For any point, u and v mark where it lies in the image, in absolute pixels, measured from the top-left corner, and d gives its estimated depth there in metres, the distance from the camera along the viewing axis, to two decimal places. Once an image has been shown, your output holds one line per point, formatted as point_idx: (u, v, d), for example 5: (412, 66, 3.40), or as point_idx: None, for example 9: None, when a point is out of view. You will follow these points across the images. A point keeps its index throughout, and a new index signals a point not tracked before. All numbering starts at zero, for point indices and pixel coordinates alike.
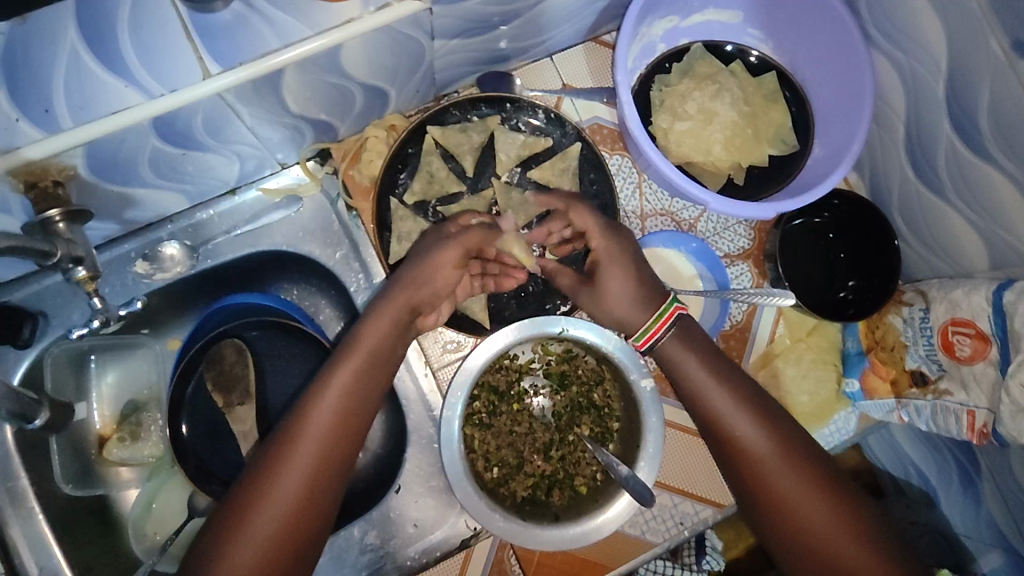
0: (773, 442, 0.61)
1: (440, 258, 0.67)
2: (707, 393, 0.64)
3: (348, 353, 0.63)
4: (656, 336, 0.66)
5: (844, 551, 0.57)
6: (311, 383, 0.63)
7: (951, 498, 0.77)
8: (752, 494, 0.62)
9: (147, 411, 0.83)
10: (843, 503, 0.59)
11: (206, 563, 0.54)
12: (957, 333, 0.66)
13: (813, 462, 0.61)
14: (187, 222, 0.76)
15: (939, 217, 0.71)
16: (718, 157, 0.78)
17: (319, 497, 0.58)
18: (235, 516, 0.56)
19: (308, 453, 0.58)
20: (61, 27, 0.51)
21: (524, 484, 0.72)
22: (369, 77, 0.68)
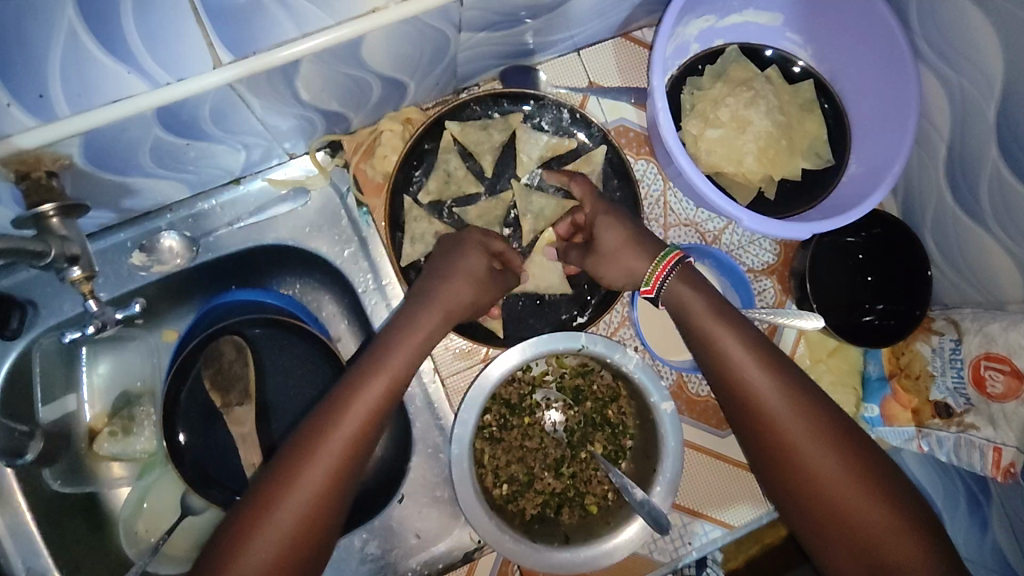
0: (783, 390, 0.60)
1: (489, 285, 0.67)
2: (718, 340, 0.62)
3: (371, 373, 0.60)
4: (658, 284, 0.65)
5: (851, 501, 0.57)
6: (330, 396, 0.59)
7: (956, 521, 0.76)
8: (759, 441, 0.61)
9: (141, 405, 0.79)
10: (851, 453, 0.58)
11: (223, 555, 0.53)
12: (990, 367, 0.64)
13: (823, 411, 0.60)
14: (187, 212, 0.72)
15: (976, 244, 0.68)
16: (750, 168, 0.74)
17: (322, 518, 0.55)
18: (241, 531, 0.54)
19: (316, 473, 0.55)
20: (57, 4, 0.44)
21: (534, 502, 0.70)
22: (388, 69, 0.63)
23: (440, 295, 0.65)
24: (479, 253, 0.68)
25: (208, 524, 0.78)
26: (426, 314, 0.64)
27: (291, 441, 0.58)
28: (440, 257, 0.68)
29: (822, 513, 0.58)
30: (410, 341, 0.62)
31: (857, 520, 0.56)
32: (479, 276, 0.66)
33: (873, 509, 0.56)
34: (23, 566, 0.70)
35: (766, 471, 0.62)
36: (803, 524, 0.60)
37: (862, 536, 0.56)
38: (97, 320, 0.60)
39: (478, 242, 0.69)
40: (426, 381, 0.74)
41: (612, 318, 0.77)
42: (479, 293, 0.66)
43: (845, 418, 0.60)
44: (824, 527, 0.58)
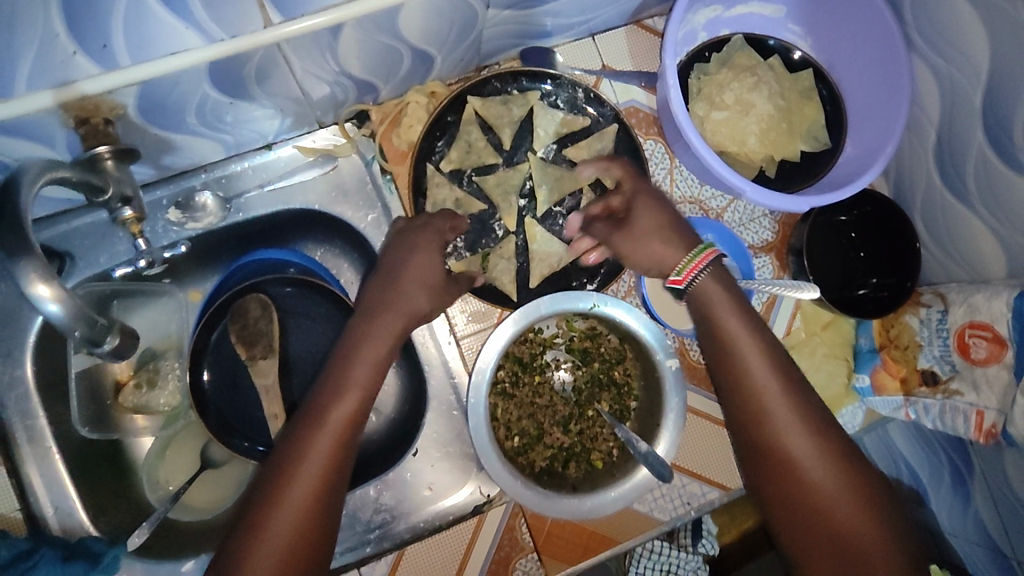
0: (794, 400, 0.60)
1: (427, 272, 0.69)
2: (739, 341, 0.62)
3: (364, 340, 0.65)
4: (692, 275, 0.64)
5: (849, 518, 0.56)
6: (344, 344, 0.65)
7: (942, 496, 0.83)
8: (762, 447, 0.60)
9: (165, 359, 0.82)
10: (852, 473, 0.58)
11: (264, 485, 0.57)
12: (974, 335, 0.68)
13: (827, 428, 0.60)
14: (220, 173, 0.76)
15: (962, 224, 0.73)
16: (752, 149, 0.79)
17: (341, 470, 0.59)
18: (277, 480, 0.56)
19: (333, 427, 0.59)
20: None
21: (543, 455, 0.74)
22: (419, 41, 0.67)
23: (398, 298, 0.67)
24: (424, 250, 0.71)
25: (225, 477, 0.81)
26: (383, 317, 0.66)
27: (305, 406, 0.62)
28: (389, 259, 0.71)
29: (812, 529, 0.56)
30: (386, 329, 0.66)
31: (850, 539, 0.55)
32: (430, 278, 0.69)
33: (868, 529, 0.55)
34: (51, 506, 0.73)
35: (759, 480, 0.61)
36: (790, 539, 0.58)
37: (852, 555, 0.54)
38: (147, 256, 0.66)
39: (439, 229, 0.73)
40: (442, 341, 0.78)
41: (620, 288, 0.80)
42: (438, 299, 0.70)
43: (848, 442, 0.60)
44: (814, 543, 0.56)
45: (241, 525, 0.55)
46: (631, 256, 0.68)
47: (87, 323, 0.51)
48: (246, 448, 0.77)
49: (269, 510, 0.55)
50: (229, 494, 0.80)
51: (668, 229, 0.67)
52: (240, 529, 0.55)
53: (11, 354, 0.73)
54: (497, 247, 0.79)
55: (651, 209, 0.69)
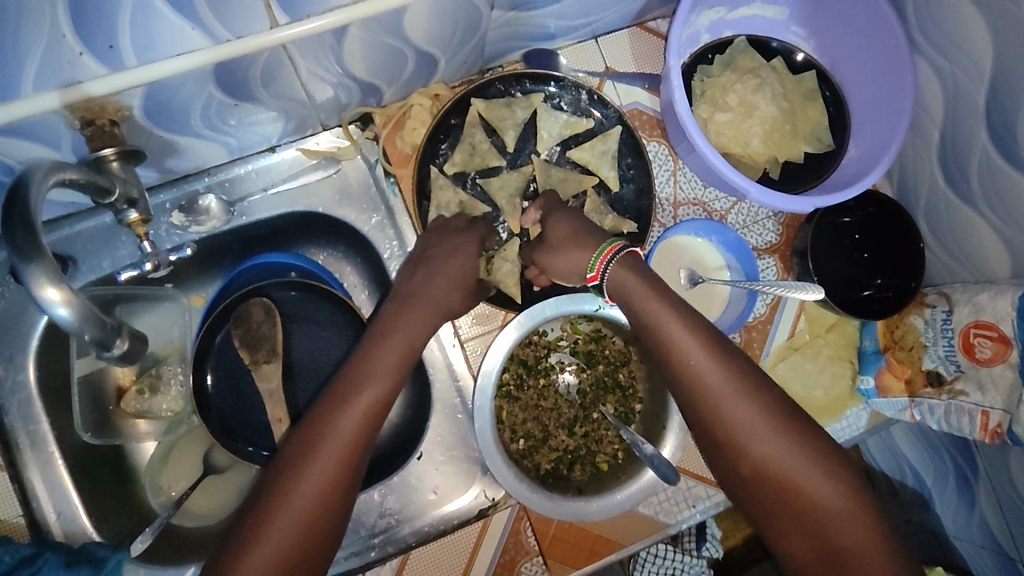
0: (730, 374, 0.59)
1: (456, 270, 0.72)
2: (666, 325, 0.61)
3: (393, 333, 0.67)
4: (603, 266, 0.66)
5: (805, 484, 0.56)
6: (368, 340, 0.67)
7: (948, 501, 0.85)
8: (707, 430, 0.59)
9: (167, 364, 0.81)
10: (801, 436, 0.57)
11: (273, 479, 0.57)
12: (979, 335, 0.68)
13: (769, 394, 0.59)
14: (224, 176, 0.76)
15: (966, 224, 0.73)
16: (756, 150, 0.80)
17: (361, 455, 0.60)
18: (295, 463, 0.57)
19: (359, 411, 0.61)
20: None
21: (548, 458, 0.73)
22: (424, 42, 0.67)
23: (431, 294, 0.71)
24: (461, 252, 0.73)
25: (227, 482, 0.81)
26: (412, 310, 0.69)
27: (329, 393, 0.63)
28: (419, 259, 0.73)
29: (772, 502, 0.57)
30: (413, 325, 0.68)
31: (809, 506, 0.55)
32: (457, 278, 0.72)
33: (824, 490, 0.56)
34: (54, 510, 0.72)
35: (719, 466, 0.60)
36: (754, 512, 0.59)
37: (813, 521, 0.55)
38: (153, 259, 0.66)
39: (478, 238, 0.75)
40: (446, 344, 0.77)
41: None
42: (462, 304, 0.73)
43: (791, 404, 0.60)
44: (775, 514, 0.57)
45: (252, 512, 0.56)
46: (558, 260, 0.71)
47: (95, 326, 0.51)
48: (249, 452, 0.77)
49: (280, 501, 0.55)
50: (231, 501, 0.80)
51: (581, 232, 0.70)
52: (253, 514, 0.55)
53: (13, 358, 0.72)
54: (502, 248, 0.78)
55: (561, 218, 0.72)
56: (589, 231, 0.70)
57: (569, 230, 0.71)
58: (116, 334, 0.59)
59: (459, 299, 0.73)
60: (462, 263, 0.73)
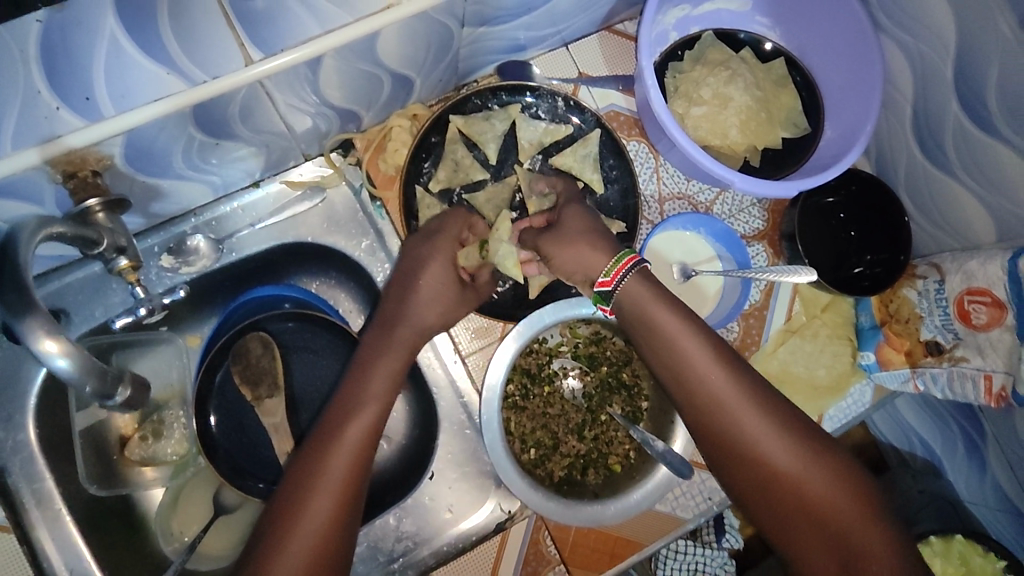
0: (739, 384, 0.61)
1: (429, 283, 0.71)
2: (675, 337, 0.63)
3: (379, 357, 0.68)
4: (618, 276, 0.65)
5: (816, 489, 0.57)
6: (357, 368, 0.67)
7: (962, 468, 0.87)
8: (719, 439, 0.60)
9: (169, 409, 0.81)
10: (809, 443, 0.59)
11: (278, 512, 0.57)
12: (973, 302, 0.68)
13: (779, 405, 0.61)
14: (209, 215, 0.76)
15: (947, 193, 0.74)
16: (734, 140, 0.80)
17: (362, 477, 0.60)
18: (303, 488, 0.58)
19: (356, 432, 0.62)
20: (99, 15, 0.46)
21: (560, 465, 0.72)
22: (398, 65, 0.68)
23: (408, 313, 0.70)
24: (439, 263, 0.72)
25: (239, 521, 0.79)
26: (391, 332, 0.69)
27: (323, 423, 0.63)
28: (399, 278, 0.72)
29: (793, 511, 0.57)
30: (393, 348, 0.68)
31: (823, 510, 0.56)
32: (433, 292, 0.71)
33: (836, 492, 0.57)
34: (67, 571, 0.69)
35: (728, 476, 0.61)
36: (767, 520, 0.59)
37: (828, 526, 0.56)
38: (146, 304, 0.67)
39: (452, 237, 0.73)
40: (447, 361, 0.77)
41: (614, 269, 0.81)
42: (449, 315, 0.72)
43: (798, 415, 0.62)
44: (795, 523, 0.57)
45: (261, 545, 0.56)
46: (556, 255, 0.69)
47: (96, 378, 0.51)
48: (261, 488, 0.76)
49: (287, 534, 0.55)
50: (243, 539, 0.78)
51: (593, 232, 0.69)
52: (263, 545, 0.56)
53: (12, 419, 0.70)
54: (495, 228, 0.75)
55: (576, 215, 0.71)
56: (600, 236, 0.69)
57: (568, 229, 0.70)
58: (117, 383, 0.59)
59: (437, 310, 0.71)
60: (436, 272, 0.71)
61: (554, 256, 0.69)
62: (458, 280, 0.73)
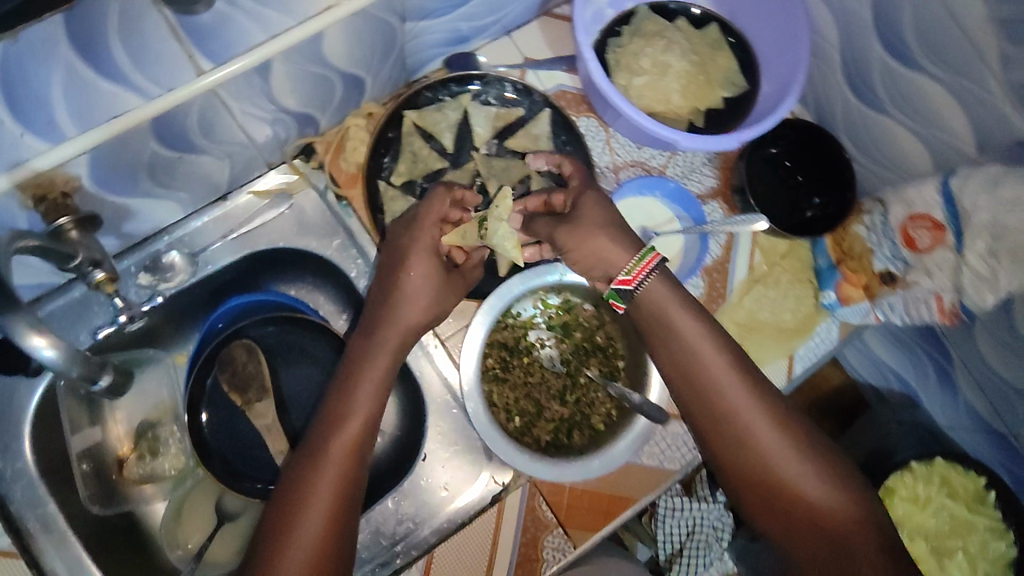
0: (752, 394, 0.66)
1: (413, 275, 0.70)
2: (693, 345, 0.67)
3: (365, 363, 0.67)
4: (642, 275, 0.67)
5: (815, 494, 0.62)
6: (345, 375, 0.67)
7: (933, 395, 0.95)
8: (728, 443, 0.65)
9: (163, 425, 0.83)
10: (812, 452, 0.64)
11: (275, 523, 0.60)
12: (915, 227, 0.71)
13: (784, 412, 0.66)
14: (181, 232, 0.78)
15: (882, 131, 0.78)
16: (678, 105, 0.85)
17: (353, 488, 0.62)
18: (291, 504, 0.60)
19: (342, 446, 0.63)
20: (53, 45, 0.49)
21: (546, 430, 0.75)
22: (348, 66, 0.71)
23: (394, 312, 0.69)
24: (423, 254, 0.71)
25: (244, 526, 0.80)
26: (378, 334, 0.68)
27: (311, 434, 0.65)
28: (383, 273, 0.72)
29: (781, 509, 0.63)
30: (382, 351, 0.68)
31: (822, 511, 0.61)
32: (418, 284, 0.70)
33: (833, 496, 0.62)
34: None
35: (731, 475, 0.66)
36: (765, 518, 0.64)
37: (823, 526, 0.61)
38: (126, 311, 0.71)
39: (433, 219, 0.71)
40: (427, 345, 0.79)
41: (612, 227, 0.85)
42: (436, 306, 0.71)
43: (804, 424, 0.67)
44: (784, 516, 0.63)
45: (259, 554, 0.58)
46: (572, 247, 0.70)
47: (82, 363, 0.55)
48: (259, 489, 0.78)
49: (283, 545, 0.58)
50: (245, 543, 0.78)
51: (611, 226, 0.69)
52: (259, 559, 0.58)
53: (8, 446, 0.70)
54: (493, 207, 0.73)
55: (595, 205, 0.71)
56: (621, 227, 0.70)
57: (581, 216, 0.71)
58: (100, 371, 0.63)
59: (421, 300, 0.70)
60: (419, 263, 0.70)
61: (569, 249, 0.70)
62: (441, 268, 0.72)
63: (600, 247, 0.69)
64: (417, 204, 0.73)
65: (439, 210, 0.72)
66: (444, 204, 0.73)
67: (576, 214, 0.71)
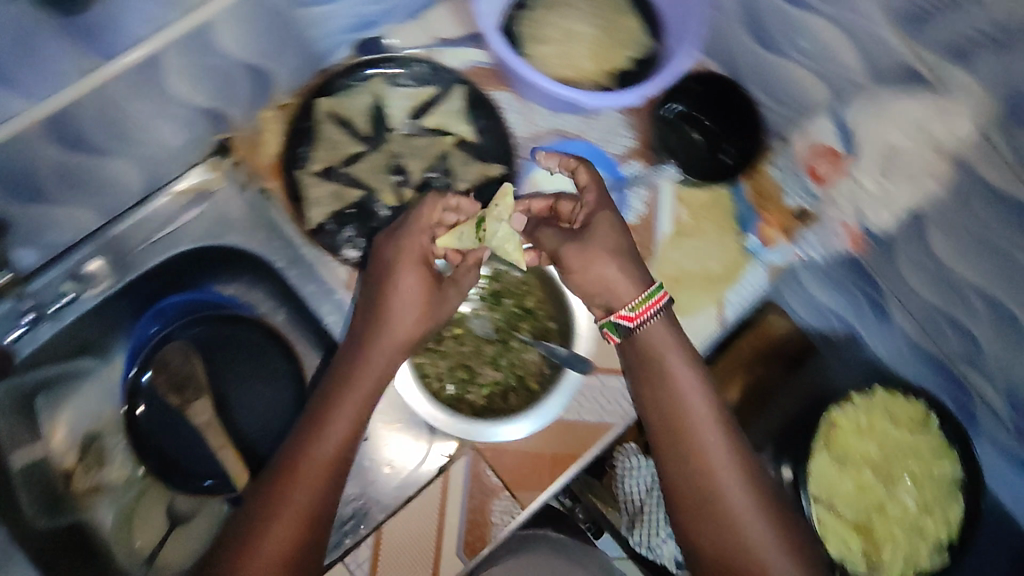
0: (732, 452, 0.67)
1: (405, 287, 0.68)
2: (680, 393, 0.68)
3: (344, 392, 0.66)
4: (644, 315, 0.68)
5: (770, 562, 0.63)
6: (322, 403, 0.66)
7: (874, 334, 0.96)
8: (697, 492, 0.66)
9: (106, 436, 0.82)
10: (777, 518, 0.66)
11: (233, 551, 0.60)
12: (816, 160, 0.79)
13: (757, 474, 0.67)
14: (103, 238, 0.78)
15: (784, 73, 0.80)
16: (586, 69, 0.86)
17: (316, 523, 0.62)
18: (254, 530, 0.60)
19: (312, 474, 0.63)
20: None
21: (481, 395, 0.76)
22: (248, 55, 0.72)
23: (380, 332, 0.68)
24: (414, 264, 0.69)
25: (195, 529, 0.81)
26: (361, 358, 0.67)
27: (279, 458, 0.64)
28: (372, 285, 0.70)
29: (735, 575, 0.64)
30: (363, 379, 0.67)
31: None
32: (413, 299, 0.69)
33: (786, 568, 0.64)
34: None
35: (688, 523, 0.67)
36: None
37: None
38: (33, 310, 0.75)
39: (424, 227, 0.71)
40: None
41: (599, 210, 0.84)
42: (429, 319, 0.70)
43: (775, 489, 0.68)
44: None
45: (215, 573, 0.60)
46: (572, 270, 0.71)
47: None
48: (200, 486, 0.81)
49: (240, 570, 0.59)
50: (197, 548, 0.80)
51: (622, 254, 0.70)
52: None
53: None
54: (494, 206, 0.72)
55: (607, 232, 0.71)
56: (628, 257, 0.70)
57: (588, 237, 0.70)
58: None
59: (413, 314, 0.69)
60: (412, 276, 0.69)
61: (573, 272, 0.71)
62: (435, 280, 0.71)
63: (601, 272, 0.69)
64: (411, 209, 0.73)
65: (435, 210, 0.72)
66: (438, 209, 0.73)
67: (586, 234, 0.71)
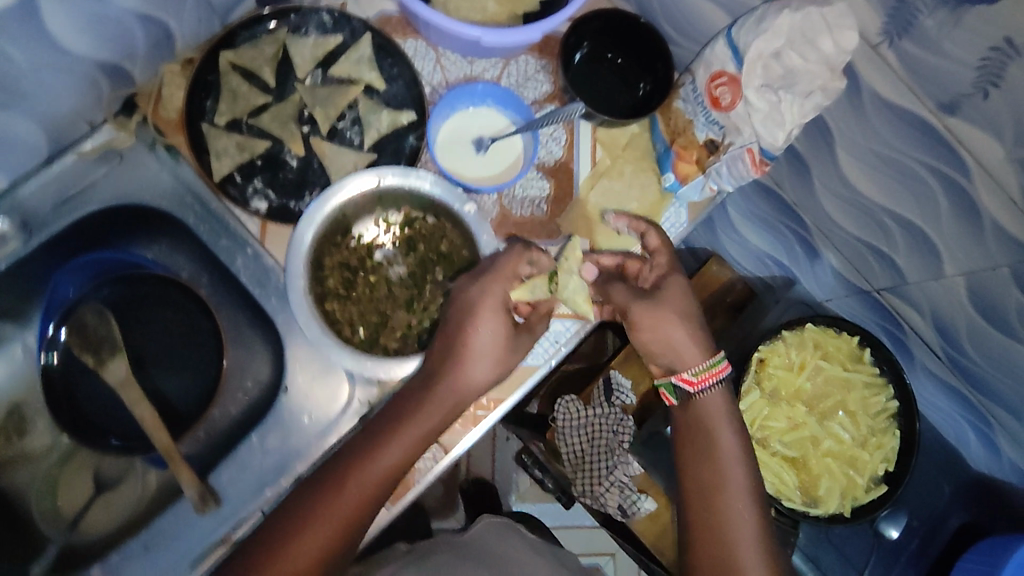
0: (755, 522, 0.74)
1: (480, 335, 0.70)
2: (722, 458, 0.76)
3: (407, 427, 0.70)
4: (704, 382, 0.78)
5: None
6: (383, 425, 0.71)
7: (804, 271, 1.04)
8: (710, 537, 0.74)
9: (29, 406, 0.84)
10: None
11: (267, 541, 0.66)
12: (717, 86, 0.75)
13: (771, 546, 0.74)
14: (4, 202, 0.76)
15: (690, 6, 0.80)
16: (494, 12, 0.86)
17: (346, 539, 0.67)
18: (292, 529, 0.66)
19: (357, 489, 0.68)
20: None
21: (393, 336, 0.79)
22: (141, 5, 0.70)
23: (452, 375, 0.70)
24: (494, 311, 0.71)
25: (123, 494, 0.83)
26: (427, 398, 0.70)
27: (331, 466, 0.70)
28: (451, 321, 0.72)
29: None
30: (422, 419, 0.70)
31: None
32: (488, 350, 0.71)
33: None
34: None
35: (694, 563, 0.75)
36: None
37: None
38: None
39: (506, 277, 0.71)
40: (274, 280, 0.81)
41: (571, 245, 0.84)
42: (499, 368, 0.72)
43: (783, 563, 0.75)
44: None
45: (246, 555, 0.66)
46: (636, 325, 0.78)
47: None
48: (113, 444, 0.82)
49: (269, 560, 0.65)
50: (121, 515, 0.81)
51: (688, 319, 0.78)
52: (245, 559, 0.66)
53: None
54: (563, 260, 0.75)
55: (678, 296, 0.79)
56: (694, 321, 0.79)
57: (661, 299, 0.78)
58: None
59: (480, 365, 0.71)
60: (489, 321, 0.70)
61: (639, 327, 0.78)
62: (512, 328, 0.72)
63: (669, 332, 0.77)
64: (502, 253, 0.74)
65: (524, 264, 0.72)
66: (525, 261, 0.72)
67: (659, 296, 0.78)
